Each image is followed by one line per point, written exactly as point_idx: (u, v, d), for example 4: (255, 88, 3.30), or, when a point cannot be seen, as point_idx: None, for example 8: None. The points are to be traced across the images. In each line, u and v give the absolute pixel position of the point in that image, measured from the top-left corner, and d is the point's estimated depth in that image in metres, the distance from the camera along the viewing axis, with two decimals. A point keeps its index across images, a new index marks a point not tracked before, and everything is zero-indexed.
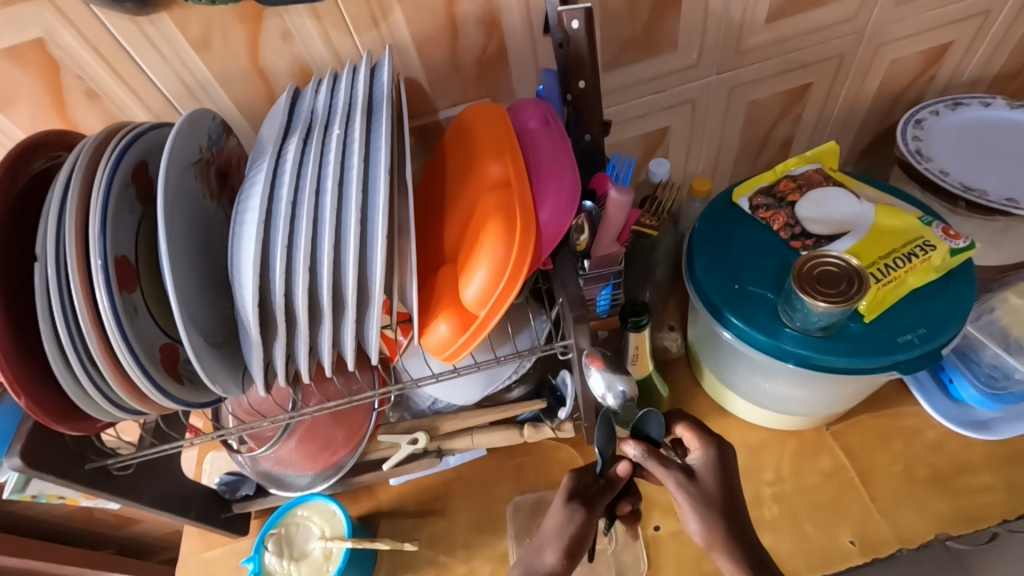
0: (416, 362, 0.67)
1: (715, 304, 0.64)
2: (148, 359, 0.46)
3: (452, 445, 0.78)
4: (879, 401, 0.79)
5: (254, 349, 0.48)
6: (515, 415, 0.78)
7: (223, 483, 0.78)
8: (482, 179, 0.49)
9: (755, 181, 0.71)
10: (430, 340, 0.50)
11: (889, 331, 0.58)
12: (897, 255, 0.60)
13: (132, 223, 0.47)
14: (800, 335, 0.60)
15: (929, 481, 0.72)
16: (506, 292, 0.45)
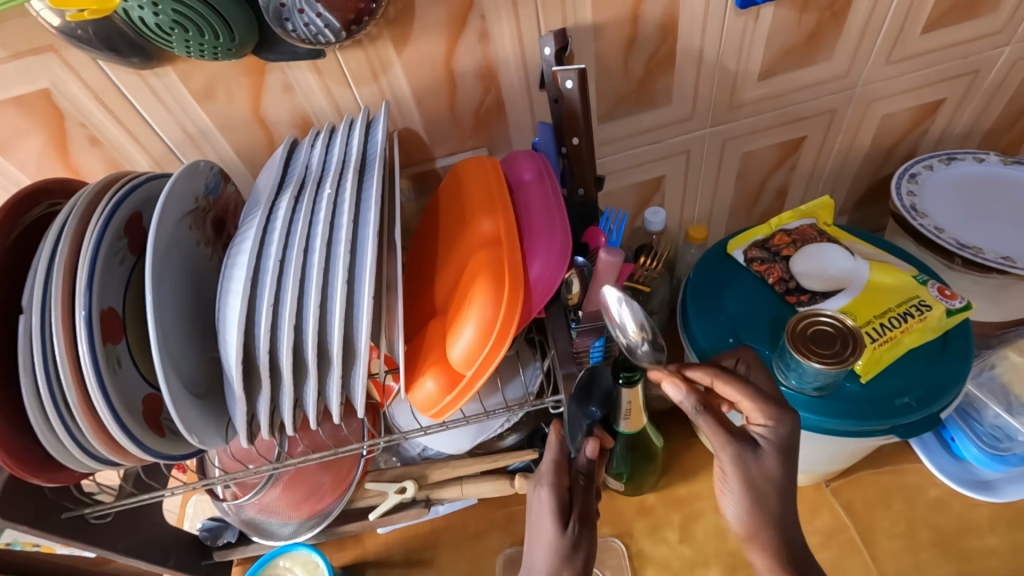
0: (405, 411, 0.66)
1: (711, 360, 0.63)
2: (129, 412, 0.45)
3: (441, 494, 0.77)
4: (880, 457, 0.77)
5: (238, 403, 0.48)
6: (505, 465, 0.77)
7: (206, 529, 0.77)
8: (473, 235, 0.50)
9: (750, 233, 0.71)
10: (415, 397, 0.49)
11: (886, 392, 0.57)
12: (893, 314, 0.60)
13: (122, 274, 0.47)
14: (796, 394, 0.58)
15: (932, 544, 0.70)
16: (493, 352, 0.44)
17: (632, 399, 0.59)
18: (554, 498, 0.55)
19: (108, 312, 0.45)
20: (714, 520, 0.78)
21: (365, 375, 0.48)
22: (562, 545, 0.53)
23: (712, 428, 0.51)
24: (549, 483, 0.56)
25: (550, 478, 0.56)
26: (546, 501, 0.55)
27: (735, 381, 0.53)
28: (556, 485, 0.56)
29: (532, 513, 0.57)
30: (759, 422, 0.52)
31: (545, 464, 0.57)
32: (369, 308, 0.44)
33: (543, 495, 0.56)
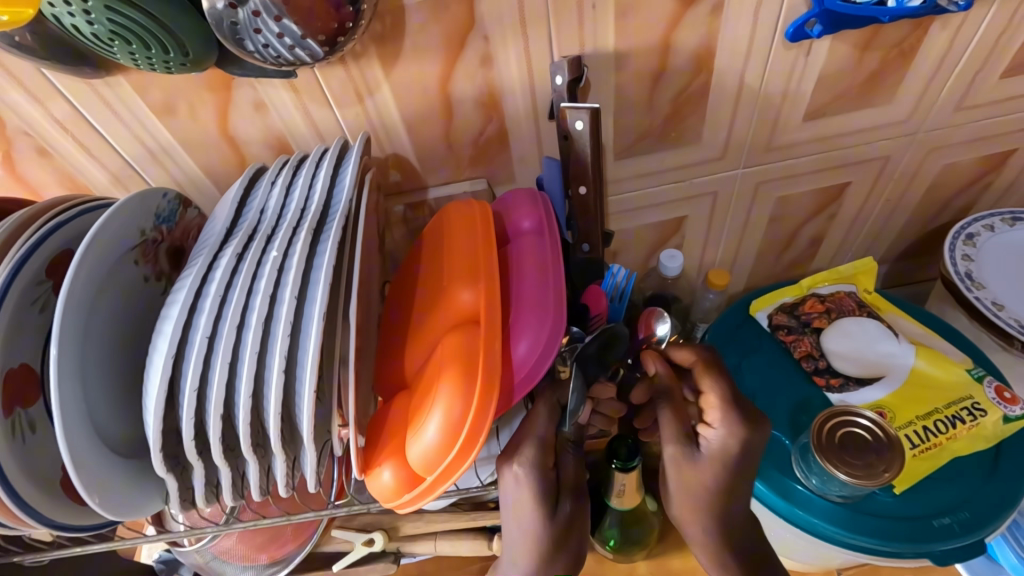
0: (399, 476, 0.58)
1: None
2: (35, 484, 0.40)
3: (413, 549, 0.71)
4: None
5: (166, 478, 0.42)
6: (486, 524, 0.70)
7: (160, 562, 0.70)
8: (451, 303, 0.42)
9: (778, 293, 0.63)
10: (370, 486, 0.43)
11: (923, 508, 0.50)
12: (940, 418, 0.52)
13: (40, 323, 0.41)
14: (816, 497, 0.50)
15: None
16: (459, 456, 0.38)
17: (625, 481, 0.56)
18: (534, 490, 0.45)
19: (17, 369, 0.39)
20: None
21: (314, 459, 0.42)
22: (551, 532, 0.45)
23: (667, 421, 0.48)
24: (532, 460, 0.45)
25: (532, 452, 0.45)
26: (525, 498, 0.45)
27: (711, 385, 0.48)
28: (539, 464, 0.45)
29: (505, 505, 0.46)
30: (711, 424, 0.47)
31: (521, 449, 0.46)
32: (312, 395, 0.37)
33: (522, 486, 0.45)
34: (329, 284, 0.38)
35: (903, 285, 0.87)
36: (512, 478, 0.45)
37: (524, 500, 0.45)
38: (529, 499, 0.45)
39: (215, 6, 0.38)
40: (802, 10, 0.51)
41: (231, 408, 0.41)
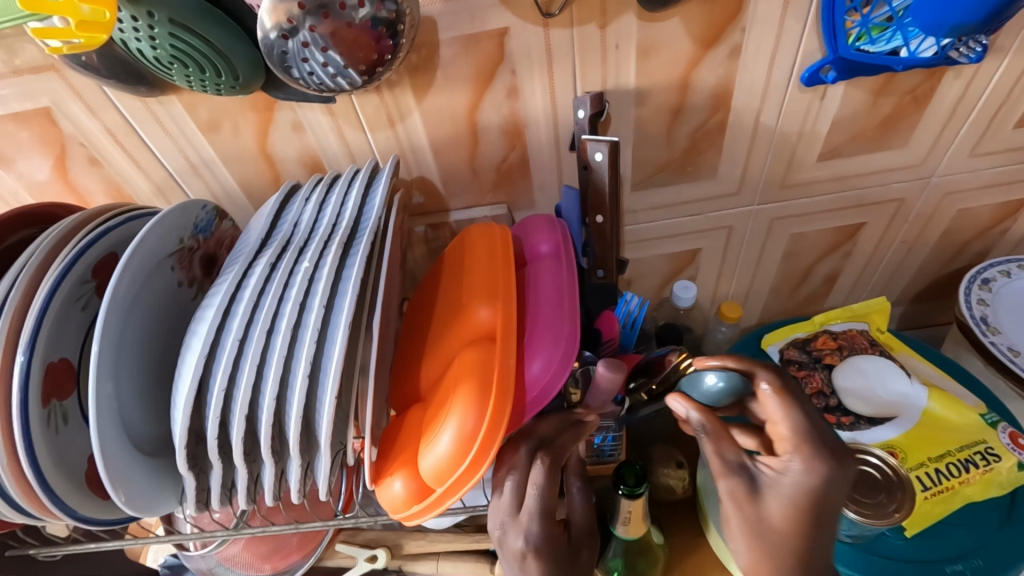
0: None
1: None
2: (62, 475, 0.41)
3: (414, 568, 0.70)
4: None
5: (186, 476, 0.43)
6: (489, 546, 0.69)
7: (165, 566, 0.71)
8: (469, 320, 0.44)
9: (790, 328, 0.63)
10: (380, 495, 0.43)
11: (936, 553, 0.49)
12: (953, 461, 0.51)
13: (79, 320, 0.44)
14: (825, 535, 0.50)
15: None
16: (471, 468, 0.38)
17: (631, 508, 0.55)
18: (542, 565, 0.43)
19: (57, 363, 0.41)
20: None
21: (329, 466, 0.43)
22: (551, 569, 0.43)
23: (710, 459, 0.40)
24: (533, 537, 0.43)
25: (537, 527, 0.43)
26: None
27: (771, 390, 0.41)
28: (540, 538, 0.43)
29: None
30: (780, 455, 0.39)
31: (524, 524, 0.44)
32: (333, 401, 0.39)
33: (530, 564, 0.43)
34: (355, 296, 0.40)
35: (919, 328, 0.87)
36: (517, 557, 0.43)
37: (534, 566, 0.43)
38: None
39: (269, 36, 0.41)
40: (818, 56, 0.53)
41: (254, 411, 0.42)
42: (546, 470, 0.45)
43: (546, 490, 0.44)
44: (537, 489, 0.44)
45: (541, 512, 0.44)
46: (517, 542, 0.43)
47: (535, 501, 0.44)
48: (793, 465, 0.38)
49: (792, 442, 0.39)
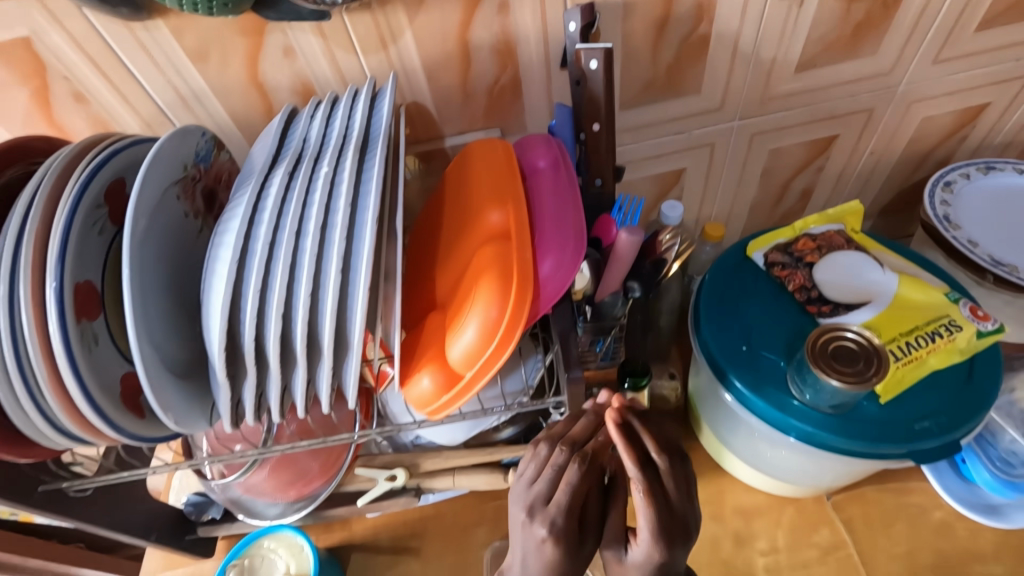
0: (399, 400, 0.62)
1: (720, 366, 0.60)
2: (103, 393, 0.43)
3: (432, 484, 0.75)
4: (885, 474, 0.77)
5: (221, 389, 0.45)
6: (501, 458, 0.74)
7: (189, 504, 0.76)
8: (482, 226, 0.46)
9: (773, 235, 0.68)
10: (409, 394, 0.47)
11: (907, 414, 0.54)
12: (921, 333, 0.57)
13: (100, 245, 0.44)
14: (809, 409, 0.56)
15: (933, 568, 0.70)
16: (496, 353, 0.41)
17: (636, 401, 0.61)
18: (558, 550, 0.42)
19: (84, 285, 0.42)
20: (709, 528, 0.76)
21: (359, 366, 0.46)
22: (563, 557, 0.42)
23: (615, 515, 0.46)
24: (556, 526, 0.43)
25: (559, 518, 0.43)
26: (551, 556, 0.42)
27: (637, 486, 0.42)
28: (562, 529, 0.42)
29: (517, 546, 0.44)
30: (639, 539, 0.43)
31: (551, 514, 0.43)
32: (364, 300, 0.41)
33: (546, 548, 0.42)
34: (376, 200, 0.41)
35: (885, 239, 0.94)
36: (535, 540, 0.43)
37: (552, 551, 0.42)
38: (551, 566, 0.42)
39: None
40: None
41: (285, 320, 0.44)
42: (577, 476, 0.44)
43: (574, 491, 0.43)
44: (563, 484, 0.44)
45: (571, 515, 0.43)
46: (543, 537, 0.43)
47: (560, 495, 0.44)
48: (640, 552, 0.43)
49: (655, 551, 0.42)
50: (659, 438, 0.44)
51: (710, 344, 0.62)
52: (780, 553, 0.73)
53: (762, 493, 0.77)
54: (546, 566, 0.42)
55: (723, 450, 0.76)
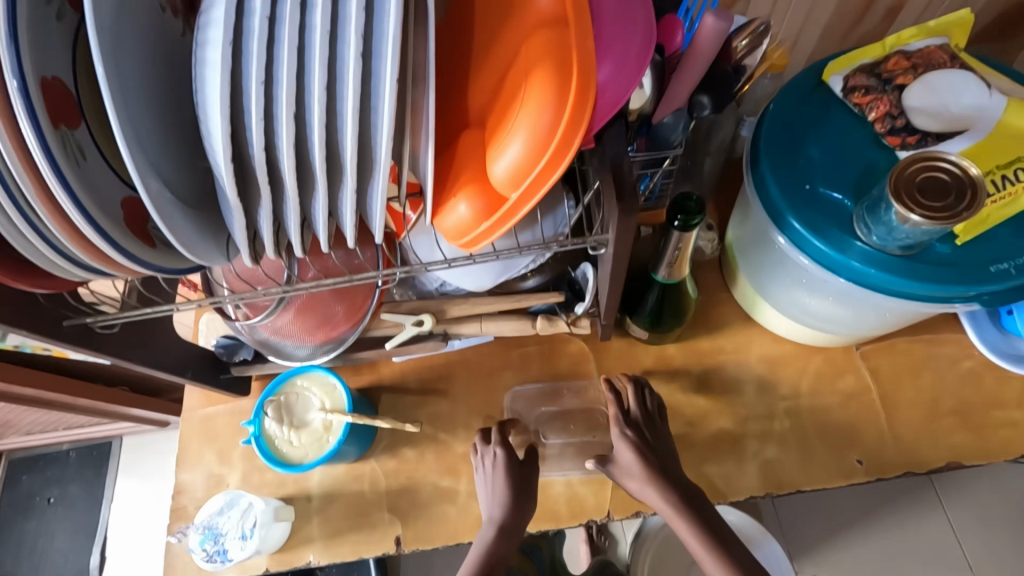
0: (426, 242, 0.61)
1: (778, 207, 0.55)
2: (104, 216, 0.38)
3: (459, 330, 0.74)
4: (921, 326, 0.75)
5: (233, 214, 0.40)
6: (528, 306, 0.72)
7: (220, 346, 0.76)
8: (528, 12, 0.37)
9: (857, 55, 0.57)
10: (442, 223, 0.42)
11: (982, 257, 0.50)
12: (1021, 166, 0.50)
13: (62, 34, 0.36)
14: (873, 252, 0.51)
15: (954, 413, 0.71)
16: (548, 170, 0.35)
17: (682, 243, 0.56)
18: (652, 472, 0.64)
19: (51, 81, 0.35)
20: (733, 375, 0.77)
21: (386, 190, 0.40)
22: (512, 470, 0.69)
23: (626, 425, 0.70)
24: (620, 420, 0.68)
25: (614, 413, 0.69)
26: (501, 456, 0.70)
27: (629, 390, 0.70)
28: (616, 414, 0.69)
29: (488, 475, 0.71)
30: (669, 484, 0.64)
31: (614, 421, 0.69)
32: (391, 101, 0.34)
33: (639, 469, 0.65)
34: None
35: None
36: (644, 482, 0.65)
37: (502, 478, 0.69)
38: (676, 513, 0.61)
39: None
40: None
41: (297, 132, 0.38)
42: (504, 459, 0.70)
43: (503, 466, 0.69)
44: (497, 468, 0.70)
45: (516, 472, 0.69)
46: (495, 484, 0.70)
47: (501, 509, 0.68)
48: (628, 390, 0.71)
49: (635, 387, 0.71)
50: (642, 396, 0.70)
51: (769, 184, 0.55)
52: (802, 398, 0.74)
53: (789, 343, 0.77)
54: (500, 494, 0.69)
55: (759, 300, 0.74)
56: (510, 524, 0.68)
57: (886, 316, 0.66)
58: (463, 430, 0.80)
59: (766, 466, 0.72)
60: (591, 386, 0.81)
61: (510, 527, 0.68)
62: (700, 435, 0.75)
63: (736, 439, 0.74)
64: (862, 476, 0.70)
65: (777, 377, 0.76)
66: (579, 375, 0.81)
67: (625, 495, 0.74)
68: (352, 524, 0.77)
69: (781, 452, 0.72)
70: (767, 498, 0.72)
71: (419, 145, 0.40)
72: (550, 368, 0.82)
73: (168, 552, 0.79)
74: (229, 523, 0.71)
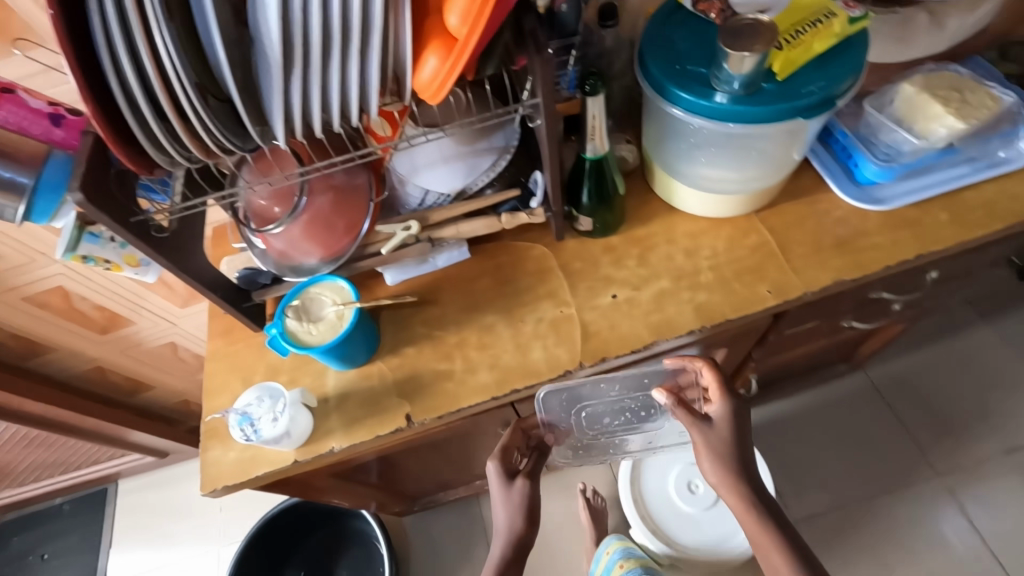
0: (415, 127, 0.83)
1: (661, 83, 0.77)
2: (186, 82, 0.56)
3: (441, 234, 0.91)
4: (801, 191, 0.96)
5: (274, 78, 0.58)
6: (494, 204, 0.91)
7: (241, 277, 0.92)
8: None
9: None
10: (419, 77, 0.61)
11: (796, 85, 0.72)
12: (806, 23, 0.73)
13: None
14: (729, 97, 0.73)
15: (834, 246, 0.91)
16: (482, 11, 0.54)
17: (595, 109, 0.76)
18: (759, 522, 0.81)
19: None
20: (664, 249, 0.96)
21: (379, 52, 0.59)
22: (511, 495, 0.93)
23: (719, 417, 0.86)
24: (720, 418, 0.85)
25: (711, 409, 0.86)
26: (508, 492, 0.93)
27: (698, 421, 0.85)
28: (702, 419, 0.85)
29: (502, 502, 0.93)
30: (712, 468, 0.83)
31: (704, 441, 0.85)
32: None
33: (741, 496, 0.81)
34: None
35: None
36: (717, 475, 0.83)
37: (504, 507, 0.93)
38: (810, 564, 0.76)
39: None
40: None
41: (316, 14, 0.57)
42: (499, 494, 0.93)
43: (501, 501, 0.93)
44: (500, 495, 0.93)
45: (515, 501, 0.93)
46: (501, 507, 0.93)
47: (505, 521, 0.92)
48: (716, 404, 0.86)
49: (718, 387, 0.87)
50: (727, 384, 0.87)
51: (652, 69, 0.77)
52: (720, 256, 0.93)
53: (705, 219, 0.97)
54: (508, 509, 0.92)
55: (671, 183, 0.94)
56: (513, 533, 0.90)
57: (764, 167, 0.88)
58: (454, 326, 0.95)
59: (700, 307, 0.89)
60: (554, 277, 0.97)
61: (520, 540, 0.90)
62: (646, 295, 0.92)
63: (674, 293, 0.91)
64: (773, 301, 0.88)
65: (699, 245, 0.95)
66: (543, 270, 0.97)
67: (592, 350, 0.89)
68: (367, 412, 0.89)
69: (710, 296, 0.90)
70: (703, 332, 0.89)
71: (399, 21, 0.59)
72: (520, 269, 0.99)
73: (203, 464, 0.89)
74: (259, 411, 0.83)
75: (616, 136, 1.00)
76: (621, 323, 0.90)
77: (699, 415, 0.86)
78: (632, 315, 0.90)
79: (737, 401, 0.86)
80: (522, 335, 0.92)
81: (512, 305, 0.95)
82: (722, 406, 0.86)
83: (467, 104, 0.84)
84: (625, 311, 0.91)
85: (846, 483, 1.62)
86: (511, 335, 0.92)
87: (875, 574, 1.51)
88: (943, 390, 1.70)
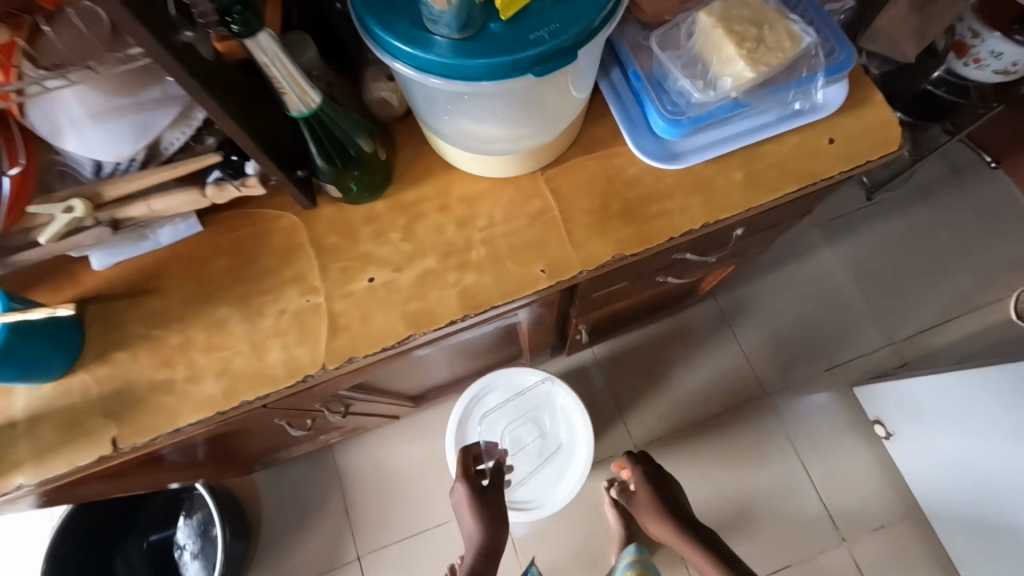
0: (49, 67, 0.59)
1: (368, 22, 0.59)
2: None
3: (128, 214, 0.70)
4: (594, 144, 0.82)
5: None
6: (195, 172, 0.70)
7: None
8: None
9: None
10: None
11: (525, 30, 0.58)
12: None
13: None
14: (448, 43, 0.58)
15: (620, 214, 0.79)
16: None
17: (269, 56, 0.57)
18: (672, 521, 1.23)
19: None
20: (435, 219, 0.80)
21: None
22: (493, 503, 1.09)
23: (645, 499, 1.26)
24: (643, 486, 1.28)
25: (636, 485, 1.29)
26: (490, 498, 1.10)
27: (647, 489, 1.26)
28: (642, 493, 1.29)
29: (472, 516, 1.09)
30: (650, 514, 1.25)
31: (646, 515, 1.26)
32: None
33: (649, 521, 1.27)
34: None
35: None
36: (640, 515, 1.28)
37: (472, 517, 1.08)
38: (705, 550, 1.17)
39: None
40: None
41: None
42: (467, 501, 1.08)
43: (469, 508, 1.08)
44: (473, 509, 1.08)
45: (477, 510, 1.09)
46: (470, 519, 1.09)
47: (485, 534, 1.07)
48: (637, 471, 1.32)
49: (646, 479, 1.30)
50: (648, 476, 1.29)
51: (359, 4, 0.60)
52: (496, 226, 0.79)
53: (484, 180, 0.81)
54: (471, 523, 1.08)
55: (438, 140, 0.77)
56: (492, 545, 1.07)
57: (535, 121, 0.73)
58: (178, 322, 0.77)
59: (467, 291, 0.77)
60: (304, 256, 0.80)
61: (492, 550, 1.07)
62: (407, 278, 0.78)
63: (439, 274, 0.78)
64: (546, 283, 0.77)
65: (475, 213, 0.80)
66: (291, 247, 0.80)
67: (340, 347, 0.75)
68: (64, 437, 0.73)
69: (478, 277, 0.77)
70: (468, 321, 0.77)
71: None
72: (263, 246, 0.80)
73: None
74: None
75: (374, 71, 0.77)
76: (376, 313, 0.77)
77: (635, 504, 1.28)
78: (389, 303, 0.77)
79: (666, 489, 1.27)
80: (259, 331, 0.76)
81: (251, 294, 0.78)
82: (647, 481, 1.28)
83: (109, 35, 0.59)
84: (382, 299, 0.77)
85: (689, 406, 1.68)
86: (246, 333, 0.76)
87: (703, 485, 1.61)
88: (785, 314, 1.73)
